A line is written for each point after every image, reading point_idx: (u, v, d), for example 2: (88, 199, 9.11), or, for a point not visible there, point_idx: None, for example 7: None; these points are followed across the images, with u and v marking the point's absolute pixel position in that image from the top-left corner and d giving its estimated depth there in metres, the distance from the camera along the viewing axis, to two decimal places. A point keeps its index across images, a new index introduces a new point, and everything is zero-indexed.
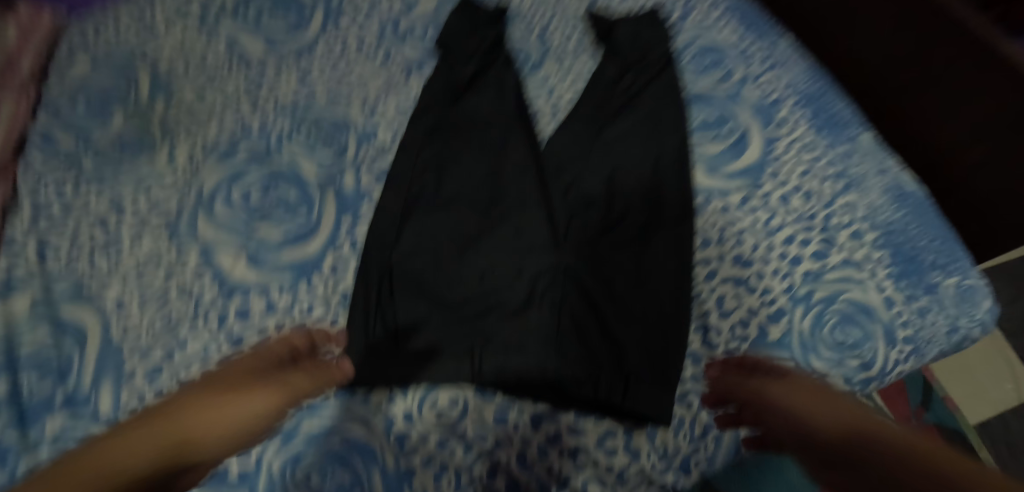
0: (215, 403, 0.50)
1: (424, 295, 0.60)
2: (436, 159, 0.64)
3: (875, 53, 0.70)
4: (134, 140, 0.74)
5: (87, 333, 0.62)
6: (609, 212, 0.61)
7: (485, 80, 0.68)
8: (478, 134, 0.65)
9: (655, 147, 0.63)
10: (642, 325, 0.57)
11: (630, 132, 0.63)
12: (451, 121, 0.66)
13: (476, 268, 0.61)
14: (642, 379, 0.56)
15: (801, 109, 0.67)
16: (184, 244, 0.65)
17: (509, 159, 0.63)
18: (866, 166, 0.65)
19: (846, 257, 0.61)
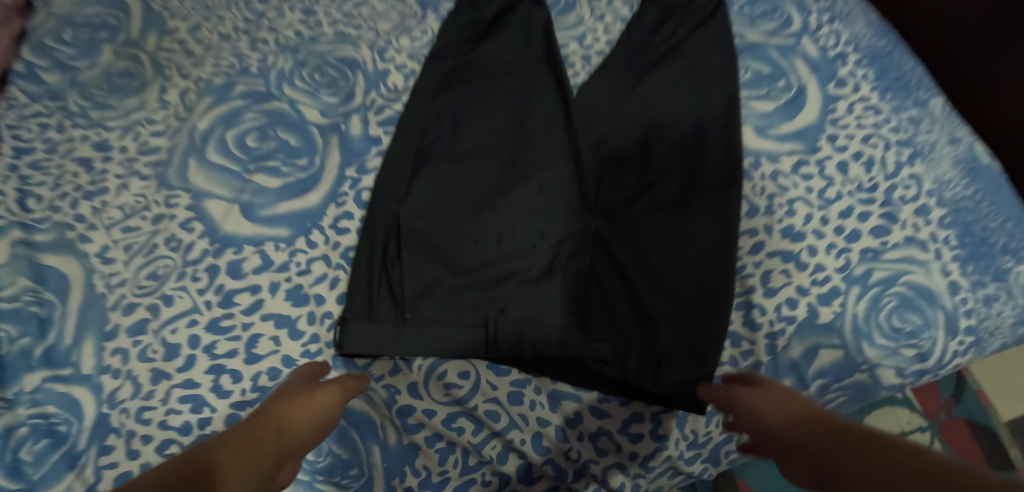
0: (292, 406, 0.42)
1: (435, 255, 0.53)
2: (453, 107, 0.58)
3: (954, 5, 0.61)
4: (124, 78, 0.68)
5: (70, 285, 0.57)
6: (645, 173, 0.55)
7: (509, 20, 0.61)
8: (500, 82, 0.59)
9: (699, 101, 0.56)
10: (680, 300, 0.50)
11: (671, 85, 0.57)
12: (472, 66, 0.59)
13: (494, 227, 0.54)
14: (677, 361, 0.49)
15: (866, 67, 0.59)
16: (174, 191, 0.60)
17: (534, 110, 0.58)
18: (935, 134, 0.58)
19: (910, 235, 0.54)
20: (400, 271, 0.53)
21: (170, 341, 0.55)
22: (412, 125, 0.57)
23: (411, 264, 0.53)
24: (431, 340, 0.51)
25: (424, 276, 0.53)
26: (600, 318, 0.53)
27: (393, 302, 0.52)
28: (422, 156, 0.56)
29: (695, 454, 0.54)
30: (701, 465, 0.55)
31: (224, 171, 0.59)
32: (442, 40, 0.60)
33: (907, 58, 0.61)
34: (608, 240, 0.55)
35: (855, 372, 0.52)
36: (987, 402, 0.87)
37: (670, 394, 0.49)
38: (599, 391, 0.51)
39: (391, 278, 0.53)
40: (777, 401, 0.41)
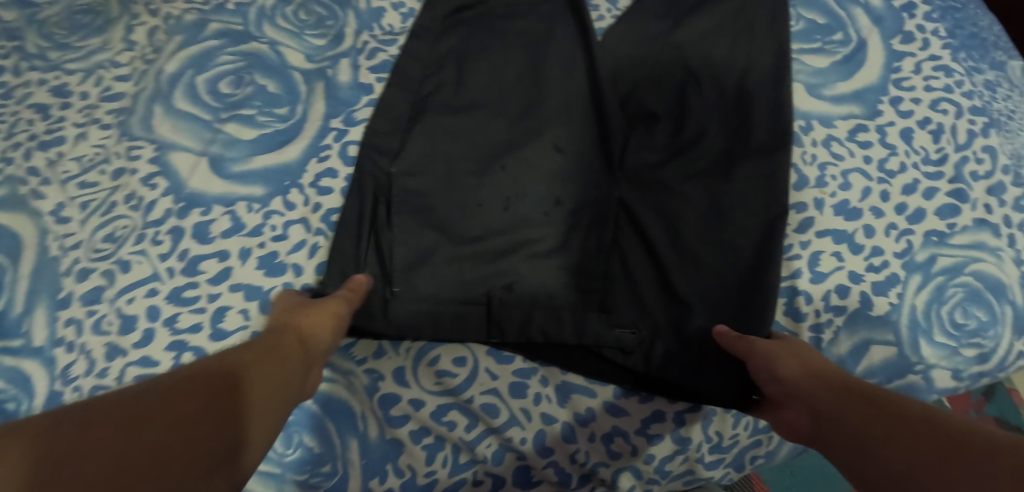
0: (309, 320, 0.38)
1: (432, 218, 0.46)
2: (459, 51, 0.51)
3: None
4: (87, 14, 0.61)
5: (22, 247, 0.50)
6: (680, 133, 0.48)
7: None
8: (513, 26, 0.51)
9: (745, 51, 0.48)
10: (717, 281, 0.43)
11: (713, 32, 0.49)
12: (482, 8, 0.52)
13: (501, 189, 0.47)
14: (711, 348, 0.42)
15: (936, 21, 0.51)
16: (136, 142, 0.52)
17: (552, 57, 0.50)
18: (1012, 104, 0.50)
19: (981, 218, 0.47)
20: (392, 234, 0.46)
21: (127, 312, 0.48)
22: (410, 72, 0.50)
23: (403, 228, 0.46)
24: (426, 315, 0.45)
25: (419, 242, 0.46)
26: (623, 296, 0.46)
27: (383, 270, 0.45)
28: (422, 106, 0.49)
29: (718, 460, 0.46)
30: (723, 471, 0.47)
31: (194, 119, 0.52)
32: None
33: (984, 14, 0.53)
34: (634, 207, 0.48)
35: (908, 374, 0.45)
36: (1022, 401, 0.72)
37: (694, 391, 0.43)
38: (615, 386, 0.45)
39: (381, 243, 0.46)
40: (800, 355, 0.38)
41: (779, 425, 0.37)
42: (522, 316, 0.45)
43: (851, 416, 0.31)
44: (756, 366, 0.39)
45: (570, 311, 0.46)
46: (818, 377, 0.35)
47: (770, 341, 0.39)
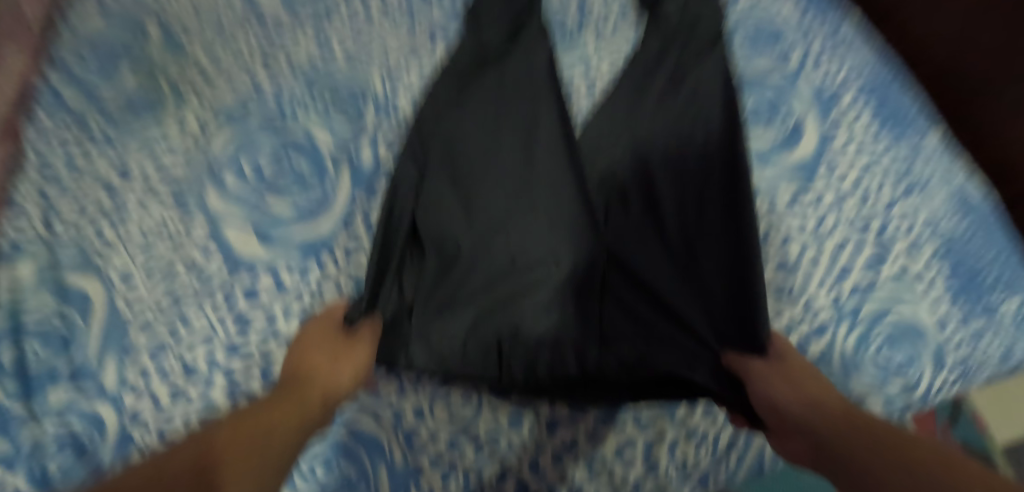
0: (328, 365, 0.52)
1: (456, 268, 0.55)
2: (450, 129, 0.59)
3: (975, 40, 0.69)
4: (142, 98, 0.72)
5: (93, 306, 0.60)
6: (653, 195, 0.56)
7: (517, 44, 0.62)
8: (501, 103, 0.59)
9: (702, 119, 0.57)
10: (705, 302, 0.55)
11: (677, 109, 0.57)
12: (477, 90, 0.61)
13: (510, 243, 0.54)
14: (711, 358, 0.54)
15: (865, 98, 0.61)
16: (193, 215, 0.63)
17: (540, 132, 0.57)
18: (932, 168, 0.59)
19: (900, 271, 0.56)
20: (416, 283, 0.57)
21: (188, 360, 0.58)
22: (419, 144, 0.59)
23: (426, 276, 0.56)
24: (437, 351, 0.55)
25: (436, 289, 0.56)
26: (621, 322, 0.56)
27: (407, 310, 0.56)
28: (433, 170, 0.58)
29: (686, 480, 0.55)
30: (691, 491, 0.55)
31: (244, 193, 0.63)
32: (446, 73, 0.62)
33: (909, 88, 0.62)
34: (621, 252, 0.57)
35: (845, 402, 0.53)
36: None
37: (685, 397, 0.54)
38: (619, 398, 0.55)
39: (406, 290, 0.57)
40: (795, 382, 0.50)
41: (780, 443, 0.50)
42: (526, 353, 0.54)
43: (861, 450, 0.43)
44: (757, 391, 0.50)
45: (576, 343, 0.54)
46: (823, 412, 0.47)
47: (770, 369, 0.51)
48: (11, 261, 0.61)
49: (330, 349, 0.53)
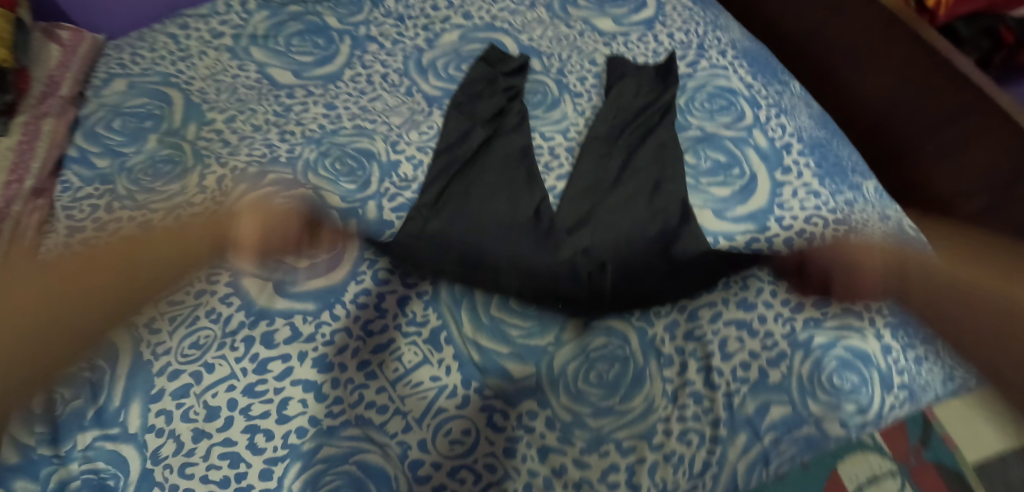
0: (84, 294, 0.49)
1: (459, 263, 0.65)
2: (448, 209, 0.68)
3: (885, 99, 0.79)
4: (167, 163, 0.80)
5: (117, 352, 0.66)
6: (629, 262, 0.64)
7: (503, 120, 0.78)
8: (482, 193, 0.69)
9: (660, 210, 0.67)
10: (703, 268, 0.64)
11: (630, 199, 0.69)
12: (461, 181, 0.71)
13: (514, 277, 0.64)
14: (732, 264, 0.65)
15: (807, 155, 0.72)
16: (214, 269, 0.70)
17: (519, 211, 0.67)
18: (869, 213, 0.69)
19: (847, 305, 0.63)
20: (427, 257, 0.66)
21: (212, 403, 0.62)
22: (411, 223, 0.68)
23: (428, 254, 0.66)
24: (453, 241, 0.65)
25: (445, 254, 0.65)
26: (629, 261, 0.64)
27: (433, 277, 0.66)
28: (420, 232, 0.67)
29: None
30: None
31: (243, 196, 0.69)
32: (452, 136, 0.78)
33: (844, 146, 0.76)
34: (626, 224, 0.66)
35: (804, 426, 0.59)
36: (954, 447, 0.82)
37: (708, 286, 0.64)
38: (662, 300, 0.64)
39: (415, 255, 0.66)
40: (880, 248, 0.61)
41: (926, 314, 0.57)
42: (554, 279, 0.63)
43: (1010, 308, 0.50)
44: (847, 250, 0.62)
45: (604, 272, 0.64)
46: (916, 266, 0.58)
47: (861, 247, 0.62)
48: None
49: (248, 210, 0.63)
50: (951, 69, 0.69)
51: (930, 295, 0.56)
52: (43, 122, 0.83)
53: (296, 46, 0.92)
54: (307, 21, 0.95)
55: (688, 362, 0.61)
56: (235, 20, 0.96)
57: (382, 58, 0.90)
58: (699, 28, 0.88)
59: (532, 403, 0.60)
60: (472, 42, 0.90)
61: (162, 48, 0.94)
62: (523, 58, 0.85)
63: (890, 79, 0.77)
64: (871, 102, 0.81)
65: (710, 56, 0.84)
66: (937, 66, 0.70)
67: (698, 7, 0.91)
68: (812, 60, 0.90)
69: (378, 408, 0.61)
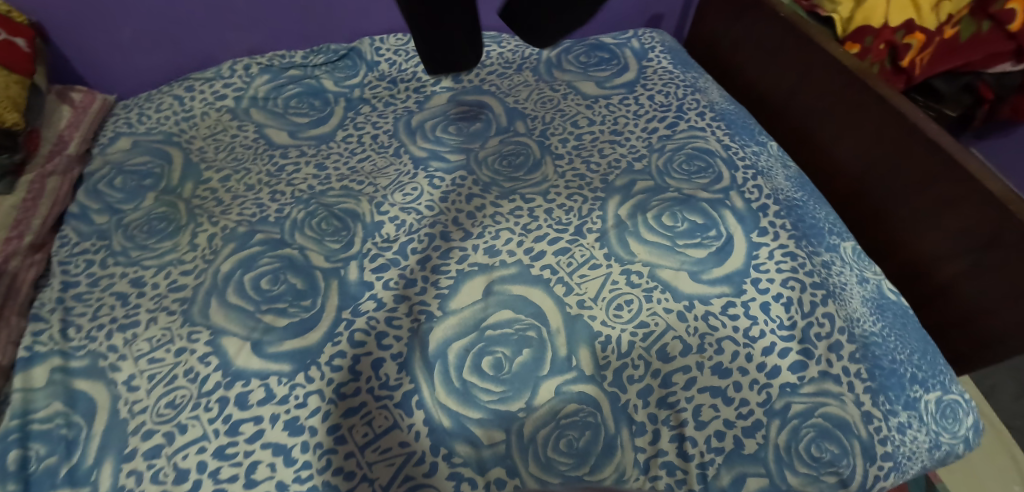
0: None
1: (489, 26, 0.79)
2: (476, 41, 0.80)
3: (857, 161, 0.81)
4: (161, 218, 0.83)
5: (96, 409, 0.66)
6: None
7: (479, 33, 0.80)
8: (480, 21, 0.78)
9: None
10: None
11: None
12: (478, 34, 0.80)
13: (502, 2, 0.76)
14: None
15: (784, 216, 0.74)
16: (196, 327, 0.71)
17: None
18: (846, 274, 0.70)
19: (825, 370, 0.62)
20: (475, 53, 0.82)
21: (182, 465, 0.62)
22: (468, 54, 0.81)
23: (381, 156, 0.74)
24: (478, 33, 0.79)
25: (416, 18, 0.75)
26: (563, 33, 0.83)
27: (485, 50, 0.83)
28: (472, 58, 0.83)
29: None
30: None
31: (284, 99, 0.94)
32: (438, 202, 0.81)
33: (820, 208, 0.78)
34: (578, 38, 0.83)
35: None
36: None
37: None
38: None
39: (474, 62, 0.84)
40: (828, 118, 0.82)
41: (952, 296, 0.73)
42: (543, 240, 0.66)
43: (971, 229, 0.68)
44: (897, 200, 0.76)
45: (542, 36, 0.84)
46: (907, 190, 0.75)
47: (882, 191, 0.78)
48: (29, 366, 0.70)
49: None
50: (913, 127, 0.72)
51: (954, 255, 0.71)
52: (48, 181, 0.85)
53: (293, 108, 0.97)
54: (305, 84, 1.00)
55: (661, 430, 0.61)
56: (236, 81, 1.01)
57: (374, 119, 0.96)
58: (678, 90, 0.94)
59: (500, 471, 0.60)
60: (460, 105, 0.96)
61: (166, 107, 0.98)
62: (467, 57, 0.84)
63: (861, 141, 0.80)
64: (845, 163, 0.83)
65: (690, 118, 0.88)
66: (901, 124, 0.73)
67: (678, 70, 0.98)
68: (791, 120, 0.92)
69: (345, 474, 0.60)
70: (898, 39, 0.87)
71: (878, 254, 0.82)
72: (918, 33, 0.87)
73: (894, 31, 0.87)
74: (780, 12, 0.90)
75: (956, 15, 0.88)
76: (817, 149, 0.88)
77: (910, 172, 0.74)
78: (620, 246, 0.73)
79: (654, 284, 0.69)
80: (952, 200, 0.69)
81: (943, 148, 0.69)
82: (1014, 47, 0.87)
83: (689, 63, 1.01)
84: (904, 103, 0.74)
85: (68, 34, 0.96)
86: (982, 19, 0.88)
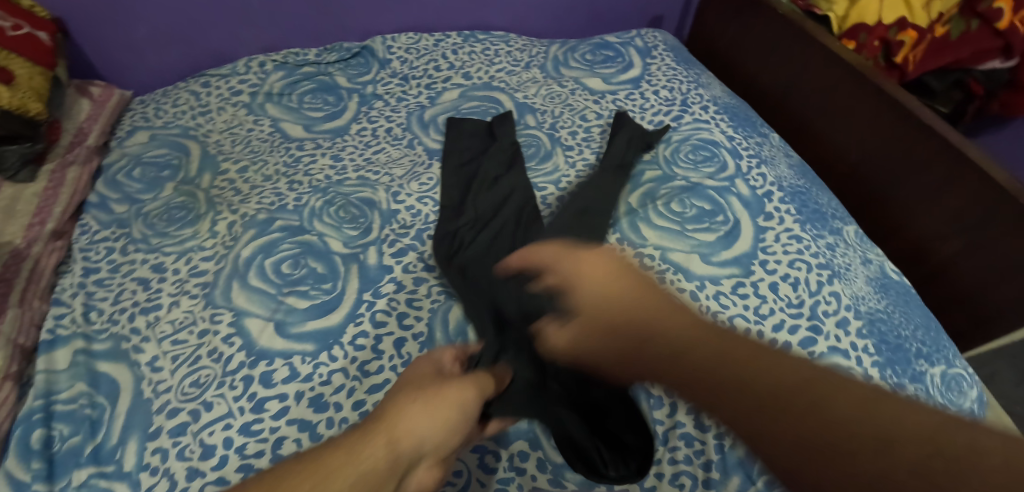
0: (425, 404, 0.50)
1: (503, 163, 0.86)
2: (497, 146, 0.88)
3: (856, 150, 0.84)
4: (181, 206, 0.84)
5: (120, 390, 0.67)
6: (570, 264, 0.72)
7: (500, 146, 0.88)
8: (487, 164, 0.86)
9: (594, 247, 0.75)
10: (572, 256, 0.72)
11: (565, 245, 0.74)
12: (499, 153, 0.87)
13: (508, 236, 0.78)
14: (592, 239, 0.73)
15: (788, 202, 0.78)
16: (219, 309, 0.72)
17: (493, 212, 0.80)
18: (850, 256, 0.73)
19: (833, 345, 0.65)
20: (497, 124, 0.91)
21: (207, 442, 0.63)
22: (499, 138, 0.90)
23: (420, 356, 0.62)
24: (499, 160, 0.86)
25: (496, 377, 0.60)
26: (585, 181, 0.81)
27: (508, 137, 0.89)
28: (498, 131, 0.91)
29: None
30: None
31: (288, 118, 0.98)
32: (453, 189, 0.83)
33: (823, 194, 0.81)
34: None
35: None
36: None
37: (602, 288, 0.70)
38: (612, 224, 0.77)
39: (498, 120, 0.92)
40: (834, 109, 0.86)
41: (956, 274, 0.76)
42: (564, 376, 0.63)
43: (975, 211, 0.71)
44: (898, 185, 0.80)
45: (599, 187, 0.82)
46: (908, 177, 0.78)
47: (885, 178, 0.81)
48: (51, 349, 0.70)
49: (424, 390, 0.51)
50: (912, 117, 0.75)
51: (955, 235, 0.74)
52: (68, 170, 0.86)
53: (308, 102, 1.00)
54: (319, 81, 1.03)
55: (678, 404, 0.63)
56: (252, 77, 1.04)
57: (387, 114, 0.98)
58: (682, 86, 0.97)
59: (523, 444, 0.62)
60: (471, 100, 0.99)
61: (184, 102, 1.00)
62: (498, 119, 0.92)
63: (860, 131, 0.83)
64: (845, 152, 0.87)
65: (694, 112, 0.91)
66: (900, 114, 0.77)
67: (681, 67, 1.02)
68: (790, 113, 0.96)
69: None
70: (892, 36, 0.93)
71: (879, 238, 0.85)
72: (910, 31, 0.93)
73: (887, 28, 0.93)
74: (778, 10, 0.94)
75: (945, 14, 0.92)
76: (817, 140, 0.91)
77: (910, 160, 0.77)
78: (632, 231, 0.76)
79: (666, 267, 0.72)
80: (949, 184, 0.73)
81: (941, 136, 0.72)
82: (1002, 44, 0.89)
83: (691, 61, 1.05)
84: (901, 94, 0.77)
85: (88, 32, 0.98)
86: (971, 17, 0.90)
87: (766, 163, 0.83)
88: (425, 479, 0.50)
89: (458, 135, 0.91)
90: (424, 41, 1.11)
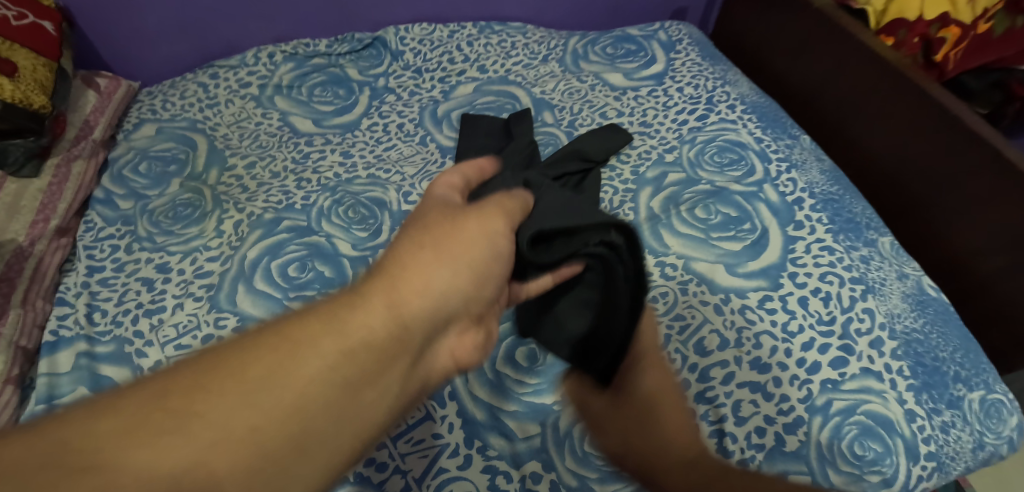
0: (436, 254, 0.41)
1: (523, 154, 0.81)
2: (512, 142, 0.83)
3: (892, 153, 0.80)
4: (187, 204, 0.82)
5: None
6: None
7: (518, 141, 0.83)
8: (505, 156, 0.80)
9: None
10: None
11: None
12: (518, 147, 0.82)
13: None
14: None
15: (820, 211, 0.74)
16: (223, 313, 0.70)
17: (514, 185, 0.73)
18: (886, 271, 0.69)
19: (866, 367, 0.62)
20: (515, 122, 0.87)
21: None
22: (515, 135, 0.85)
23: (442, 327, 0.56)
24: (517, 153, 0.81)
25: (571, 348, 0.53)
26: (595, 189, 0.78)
27: (526, 136, 0.85)
28: (513, 129, 0.86)
29: None
30: None
31: (297, 112, 0.95)
32: None
33: (857, 202, 0.77)
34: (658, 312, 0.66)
35: None
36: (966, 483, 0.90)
37: None
38: None
39: (516, 117, 0.88)
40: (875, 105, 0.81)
41: (996, 291, 0.72)
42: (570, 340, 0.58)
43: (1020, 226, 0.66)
44: (939, 192, 0.75)
45: (630, 186, 0.79)
46: (950, 185, 0.73)
47: (923, 185, 0.76)
48: (54, 351, 0.69)
49: (435, 232, 0.42)
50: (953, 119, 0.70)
51: (999, 250, 0.70)
52: (73, 165, 0.85)
53: (318, 95, 0.97)
54: (329, 73, 1.00)
55: (700, 425, 0.60)
56: (261, 69, 1.01)
57: (399, 108, 0.95)
58: (708, 82, 0.92)
59: (536, 464, 0.59)
60: (485, 95, 0.95)
61: (192, 94, 0.98)
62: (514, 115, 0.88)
63: (898, 133, 0.78)
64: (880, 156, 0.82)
65: (720, 110, 0.87)
66: (943, 117, 0.72)
67: (707, 63, 0.97)
68: (821, 111, 0.91)
69: (377, 465, 0.58)
70: (932, 33, 0.89)
71: (916, 248, 0.80)
72: (954, 27, 0.88)
73: (929, 24, 0.89)
74: (811, 4, 0.89)
75: (990, 9, 0.87)
76: (850, 140, 0.87)
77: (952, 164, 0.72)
78: (652, 238, 0.72)
79: (690, 277, 0.69)
80: (993, 193, 0.68)
81: (986, 142, 0.67)
82: None
83: (716, 55, 1.00)
84: (943, 95, 0.72)
85: (94, 20, 0.96)
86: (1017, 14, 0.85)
87: (796, 166, 0.79)
88: (455, 345, 0.44)
89: (472, 133, 0.87)
90: (439, 32, 1.07)
